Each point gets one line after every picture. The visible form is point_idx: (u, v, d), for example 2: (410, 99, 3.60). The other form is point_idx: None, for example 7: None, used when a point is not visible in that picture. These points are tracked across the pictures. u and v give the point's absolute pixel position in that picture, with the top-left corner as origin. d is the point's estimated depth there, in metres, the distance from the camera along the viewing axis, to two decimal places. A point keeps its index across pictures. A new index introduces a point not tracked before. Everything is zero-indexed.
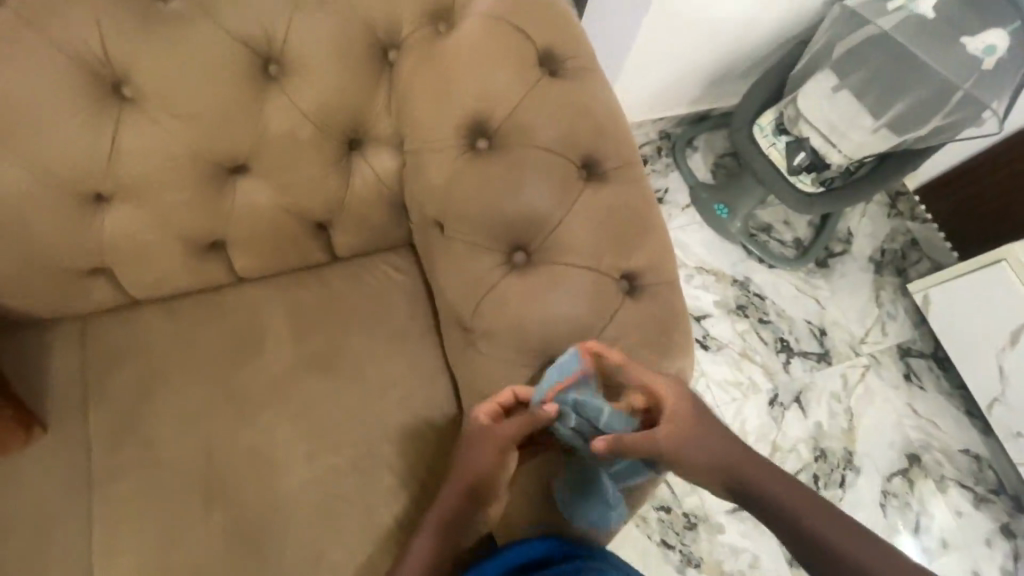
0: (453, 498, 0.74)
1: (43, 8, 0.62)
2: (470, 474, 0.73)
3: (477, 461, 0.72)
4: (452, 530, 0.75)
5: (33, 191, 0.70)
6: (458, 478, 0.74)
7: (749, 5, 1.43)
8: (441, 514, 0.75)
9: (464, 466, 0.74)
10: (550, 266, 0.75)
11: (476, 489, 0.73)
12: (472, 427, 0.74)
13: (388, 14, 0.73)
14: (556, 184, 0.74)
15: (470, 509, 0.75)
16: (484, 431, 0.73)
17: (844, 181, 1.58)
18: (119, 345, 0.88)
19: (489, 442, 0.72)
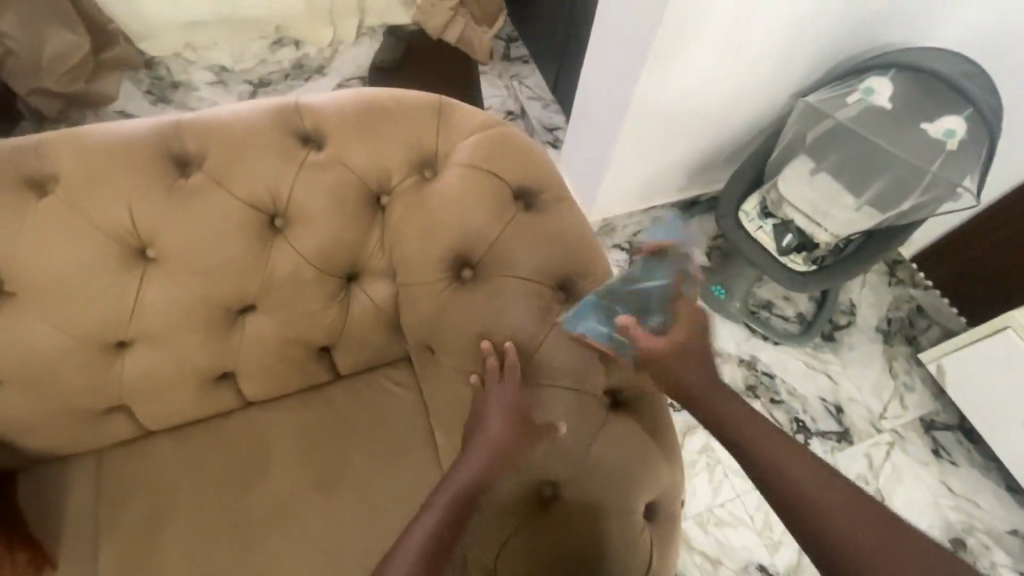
0: (473, 471, 0.72)
1: (85, 197, 0.73)
2: (492, 446, 0.73)
3: (501, 425, 0.74)
4: (465, 513, 0.71)
5: (61, 345, 0.77)
6: (478, 449, 0.73)
7: (717, 109, 1.55)
8: (460, 485, 0.72)
9: (486, 436, 0.74)
10: (537, 387, 0.80)
11: (497, 460, 0.73)
12: (489, 396, 0.77)
13: (379, 169, 0.84)
14: (536, 308, 0.81)
15: (490, 483, 0.73)
16: (504, 396, 0.77)
17: (835, 260, 1.63)
18: (133, 475, 0.92)
19: (512, 407, 0.76)
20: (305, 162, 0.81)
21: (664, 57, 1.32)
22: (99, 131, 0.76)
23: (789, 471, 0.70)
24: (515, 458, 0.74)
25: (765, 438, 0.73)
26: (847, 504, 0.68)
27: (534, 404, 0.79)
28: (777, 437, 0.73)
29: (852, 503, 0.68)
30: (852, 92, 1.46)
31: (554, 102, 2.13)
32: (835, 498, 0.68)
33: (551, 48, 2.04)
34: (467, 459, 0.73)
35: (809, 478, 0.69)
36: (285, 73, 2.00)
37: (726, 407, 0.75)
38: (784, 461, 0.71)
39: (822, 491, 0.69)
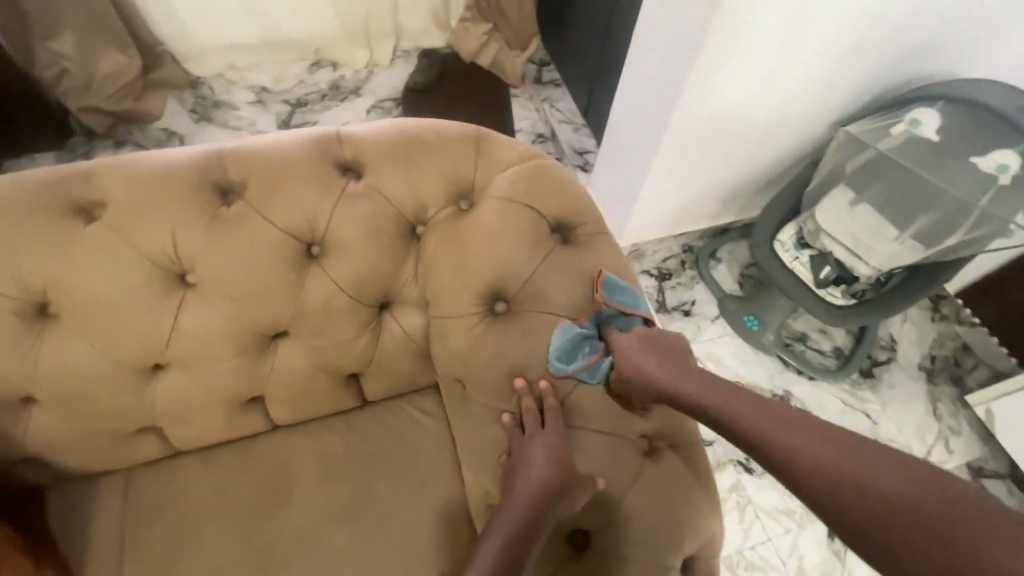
0: (515, 518, 0.71)
1: (129, 222, 0.74)
2: (535, 486, 0.72)
3: (543, 471, 0.73)
4: (509, 565, 0.69)
5: (98, 368, 0.77)
6: (519, 496, 0.73)
7: (754, 137, 1.52)
8: (505, 530, 0.71)
9: (526, 482, 0.73)
10: (567, 429, 0.78)
11: (540, 508, 0.71)
12: (530, 442, 0.77)
13: (416, 200, 0.83)
14: (570, 346, 0.80)
15: (537, 527, 0.71)
16: (544, 441, 0.76)
17: (876, 293, 1.58)
18: (159, 497, 0.92)
19: (554, 453, 0.75)
20: (343, 192, 0.81)
21: (700, 88, 1.31)
22: (147, 159, 0.78)
23: (782, 436, 0.67)
24: (561, 498, 0.72)
25: (754, 408, 0.70)
26: (852, 461, 0.62)
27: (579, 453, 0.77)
28: (764, 407, 0.70)
29: (861, 458, 0.61)
30: (896, 123, 1.40)
31: (585, 126, 2.13)
32: (839, 456, 0.62)
33: (583, 73, 2.04)
34: (511, 502, 0.73)
35: (804, 438, 0.65)
36: (322, 93, 2.05)
37: (705, 381, 0.75)
38: (773, 429, 0.67)
39: (822, 451, 0.63)
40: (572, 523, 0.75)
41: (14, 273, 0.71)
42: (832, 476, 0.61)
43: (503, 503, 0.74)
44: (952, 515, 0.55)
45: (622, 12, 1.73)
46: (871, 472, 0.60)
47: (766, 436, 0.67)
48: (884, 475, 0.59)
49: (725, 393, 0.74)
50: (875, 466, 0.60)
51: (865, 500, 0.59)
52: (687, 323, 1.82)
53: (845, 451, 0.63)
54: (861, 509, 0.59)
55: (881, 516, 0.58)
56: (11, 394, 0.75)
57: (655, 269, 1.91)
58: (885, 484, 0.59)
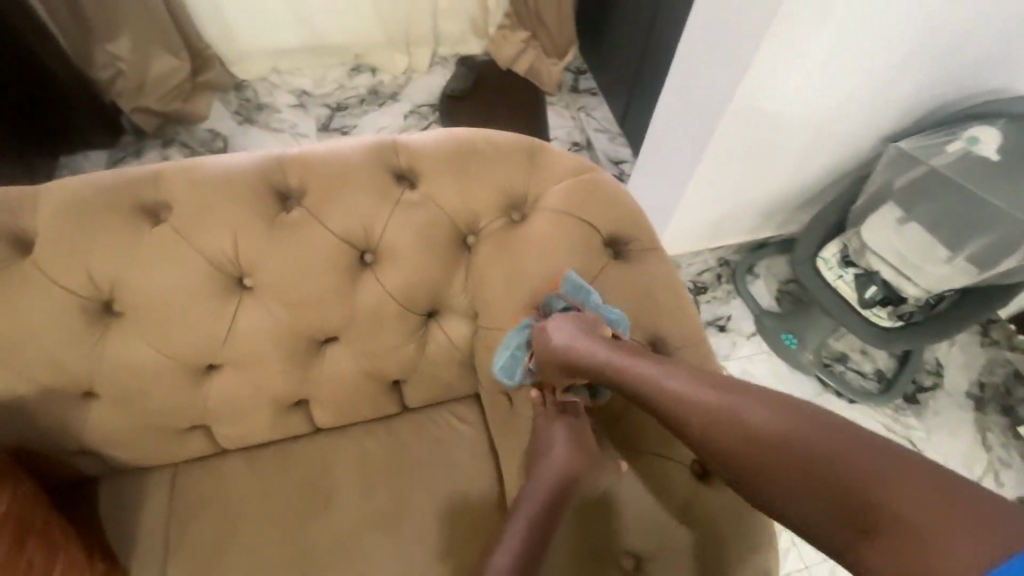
0: (538, 502, 0.77)
1: (194, 226, 0.76)
2: (555, 470, 0.77)
3: (561, 457, 0.77)
4: (536, 545, 0.76)
5: (155, 366, 0.79)
6: (540, 480, 0.78)
7: (802, 149, 1.49)
8: (530, 510, 0.77)
9: (547, 467, 0.78)
10: (614, 452, 0.80)
11: (558, 492, 0.77)
12: (552, 427, 0.80)
13: (469, 211, 0.83)
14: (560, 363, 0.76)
15: (559, 504, 0.78)
16: (564, 425, 0.79)
17: (925, 315, 1.52)
18: (204, 494, 0.93)
19: (573, 437, 0.78)
20: (398, 201, 0.81)
21: (746, 100, 1.28)
22: (211, 163, 0.80)
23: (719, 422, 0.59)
24: (583, 482, 0.77)
25: (687, 390, 0.63)
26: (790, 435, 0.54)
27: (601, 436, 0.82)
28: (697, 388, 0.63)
29: (798, 430, 0.54)
30: (953, 140, 1.32)
31: (621, 135, 2.11)
32: (775, 435, 0.55)
33: (622, 83, 2.03)
34: (532, 485, 0.78)
35: (742, 414, 0.58)
36: (361, 97, 2.08)
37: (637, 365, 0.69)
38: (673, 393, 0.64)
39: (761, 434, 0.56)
40: (629, 547, 0.79)
41: (85, 270, 0.73)
42: (762, 452, 0.55)
43: (526, 484, 0.80)
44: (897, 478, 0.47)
45: (665, 22, 1.71)
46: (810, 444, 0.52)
47: (708, 426, 0.60)
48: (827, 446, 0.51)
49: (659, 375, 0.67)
50: (810, 437, 0.53)
51: (792, 479, 0.52)
52: (722, 338, 1.78)
53: (782, 423, 0.55)
54: (791, 492, 0.52)
55: (830, 500, 0.49)
56: (74, 387, 0.77)
57: (691, 282, 1.87)
58: (826, 457, 0.51)
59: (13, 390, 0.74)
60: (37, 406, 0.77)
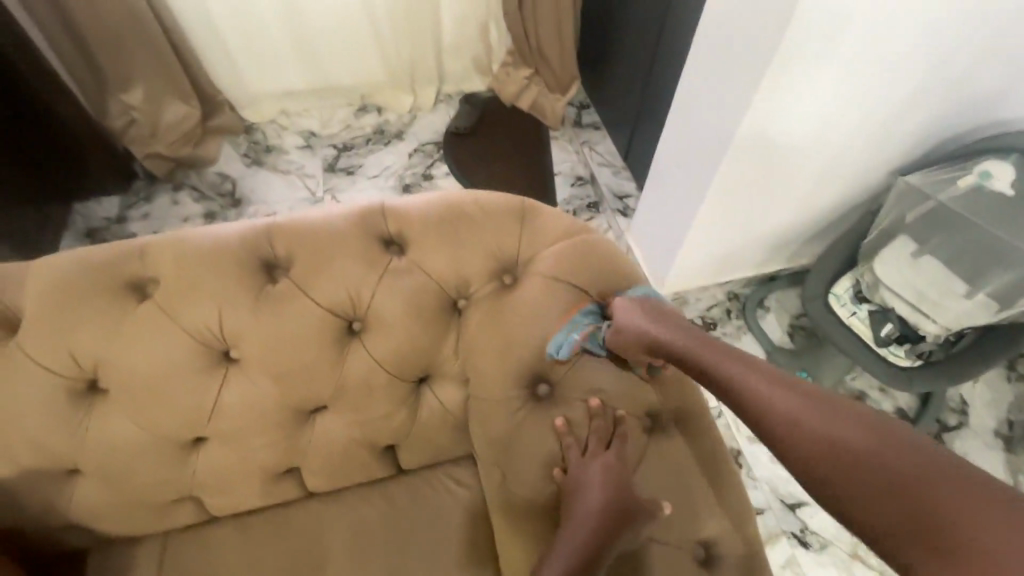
0: (570, 557, 0.70)
1: (178, 301, 0.75)
2: (592, 512, 0.72)
3: (598, 500, 0.72)
4: None
5: (141, 442, 0.77)
6: (578, 524, 0.72)
7: (809, 187, 1.45)
8: (568, 559, 0.70)
9: (585, 510, 0.72)
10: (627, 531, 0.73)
11: (592, 547, 0.70)
12: (589, 469, 0.75)
13: (459, 277, 0.82)
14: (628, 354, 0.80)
15: (597, 555, 0.70)
16: (602, 463, 0.75)
17: (945, 355, 1.47)
18: (194, 567, 0.90)
19: (610, 478, 0.74)
20: (387, 268, 0.80)
21: (750, 139, 1.26)
22: (199, 234, 0.79)
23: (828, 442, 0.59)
24: (620, 530, 0.71)
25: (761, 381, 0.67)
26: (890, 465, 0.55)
27: (631, 483, 0.75)
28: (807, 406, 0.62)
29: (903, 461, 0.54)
30: (965, 174, 1.29)
31: (625, 169, 2.10)
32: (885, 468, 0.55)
33: (625, 117, 2.02)
34: (570, 530, 0.72)
35: (854, 437, 0.58)
36: (367, 137, 2.11)
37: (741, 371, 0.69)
38: (755, 381, 0.67)
39: (870, 467, 0.55)
40: None
41: (68, 351, 0.72)
42: (834, 440, 0.58)
43: (561, 532, 0.73)
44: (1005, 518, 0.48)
45: (665, 60, 1.72)
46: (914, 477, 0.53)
47: (799, 424, 0.61)
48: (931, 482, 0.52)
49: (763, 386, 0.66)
50: (890, 444, 0.56)
51: (859, 470, 0.56)
52: None
53: (871, 448, 0.56)
54: (848, 484, 0.56)
55: (878, 498, 0.54)
56: (60, 465, 0.76)
57: (699, 318, 1.82)
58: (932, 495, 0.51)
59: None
60: (24, 485, 0.76)
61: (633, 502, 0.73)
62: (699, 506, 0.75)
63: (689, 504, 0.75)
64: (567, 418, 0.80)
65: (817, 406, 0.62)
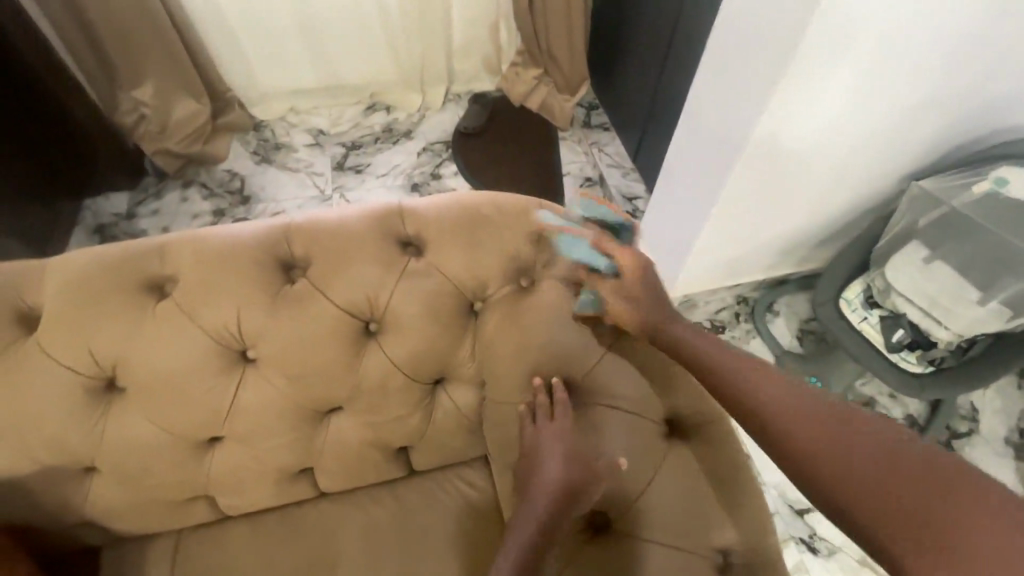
0: (531, 527, 0.72)
1: (196, 300, 0.75)
2: (548, 482, 0.73)
3: (554, 470, 0.73)
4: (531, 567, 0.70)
5: (157, 441, 0.78)
6: (537, 494, 0.74)
7: (822, 191, 1.44)
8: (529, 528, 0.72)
9: (544, 481, 0.74)
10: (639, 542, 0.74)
11: (551, 515, 0.72)
12: (544, 439, 0.76)
13: (476, 279, 0.81)
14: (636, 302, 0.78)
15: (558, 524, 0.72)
16: (554, 434, 0.76)
17: (957, 361, 1.46)
18: (206, 566, 0.90)
19: (563, 448, 0.75)
20: (405, 269, 0.80)
21: (763, 143, 1.25)
22: (217, 234, 0.79)
23: (839, 454, 0.58)
24: (580, 497, 0.73)
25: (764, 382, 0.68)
26: (897, 483, 0.54)
27: (586, 451, 0.75)
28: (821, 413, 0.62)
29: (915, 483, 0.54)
30: (980, 180, 1.26)
31: (634, 170, 2.09)
32: (894, 487, 0.54)
33: (635, 119, 2.02)
34: (531, 501, 0.74)
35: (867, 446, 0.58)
36: (376, 136, 2.10)
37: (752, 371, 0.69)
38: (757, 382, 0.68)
39: (886, 474, 0.55)
40: None
41: (86, 349, 0.72)
42: (835, 441, 0.59)
43: (523, 502, 0.75)
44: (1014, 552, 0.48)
45: (677, 62, 1.71)
46: (924, 502, 0.53)
47: (795, 425, 0.62)
48: (941, 506, 0.52)
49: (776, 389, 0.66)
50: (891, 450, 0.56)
51: (860, 471, 0.56)
52: None
53: (870, 450, 0.57)
54: (849, 486, 0.56)
55: (879, 499, 0.54)
56: (78, 463, 0.77)
57: (708, 320, 1.82)
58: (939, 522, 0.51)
59: (14, 465, 0.74)
60: (40, 482, 0.76)
61: (586, 469, 0.74)
62: (719, 518, 0.73)
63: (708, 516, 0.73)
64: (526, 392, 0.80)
65: (817, 409, 0.63)
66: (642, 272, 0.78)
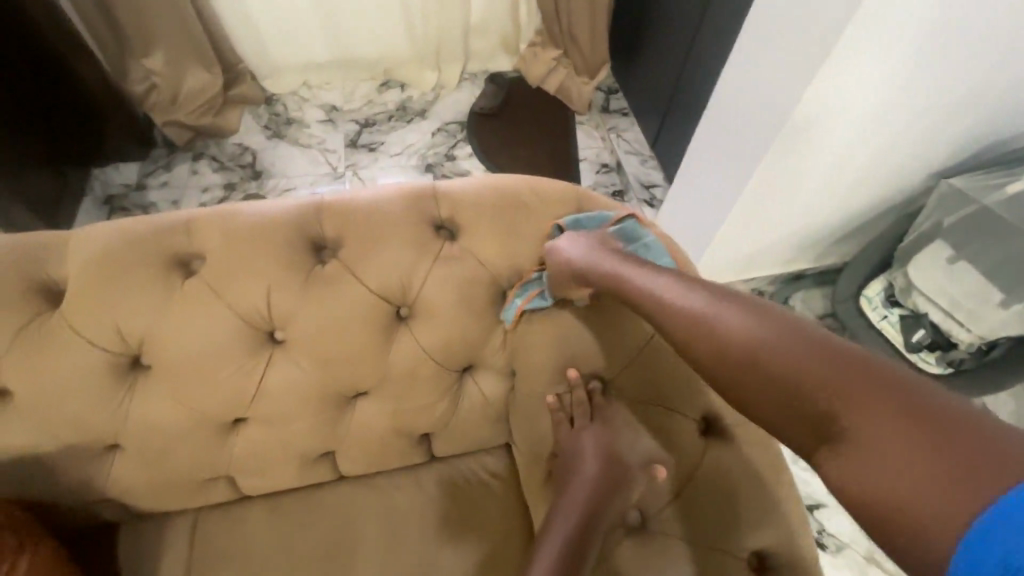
0: (570, 523, 0.72)
1: (225, 279, 0.73)
2: (588, 479, 0.74)
3: (596, 467, 0.74)
4: (571, 562, 0.70)
5: (185, 421, 0.76)
6: (576, 490, 0.74)
7: (850, 190, 1.39)
8: (569, 523, 0.72)
9: (584, 477, 0.74)
10: (672, 541, 0.73)
11: (590, 511, 0.72)
12: (580, 437, 0.76)
13: (510, 266, 0.79)
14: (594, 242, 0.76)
15: (597, 521, 0.72)
16: (592, 433, 0.76)
17: (977, 363, 1.42)
18: (225, 546, 0.89)
19: (601, 445, 0.75)
20: (439, 253, 0.77)
21: (797, 136, 1.18)
22: (245, 211, 0.77)
23: (731, 355, 0.56)
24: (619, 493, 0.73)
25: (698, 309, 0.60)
26: (790, 372, 0.52)
27: (622, 447, 0.76)
28: (711, 310, 0.59)
29: (808, 367, 0.51)
30: (1013, 180, 1.23)
31: (653, 158, 2.04)
32: (790, 379, 0.51)
33: (657, 105, 1.97)
34: (569, 496, 0.74)
35: (760, 337, 0.54)
36: (389, 114, 2.06)
37: (647, 280, 0.67)
38: (694, 309, 0.60)
39: (825, 393, 0.49)
40: None
41: (112, 325, 0.70)
42: (774, 366, 0.53)
43: (560, 497, 0.75)
44: (907, 423, 0.44)
45: (706, 47, 1.66)
46: (819, 387, 0.50)
47: (733, 354, 0.56)
48: (835, 386, 0.49)
49: (667, 294, 0.64)
50: (838, 367, 0.49)
51: (800, 394, 0.51)
52: None
53: (812, 371, 0.50)
54: (791, 412, 0.51)
55: (818, 422, 0.49)
56: (99, 440, 0.75)
57: None
58: (835, 403, 0.48)
59: (37, 439, 0.73)
60: (63, 458, 0.75)
61: (625, 466, 0.74)
62: (758, 519, 0.71)
63: (752, 514, 0.72)
64: (557, 392, 0.79)
65: (755, 332, 0.55)
66: (602, 241, 0.76)
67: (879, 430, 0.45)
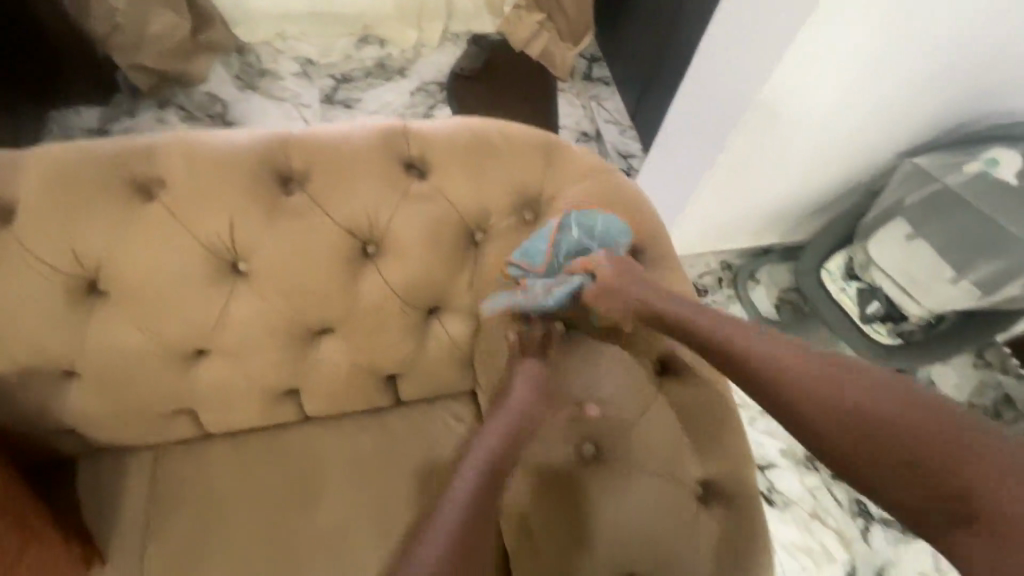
0: (493, 444, 0.72)
1: (188, 206, 0.72)
2: (516, 403, 0.75)
3: (525, 394, 0.76)
4: (490, 486, 0.69)
5: (144, 350, 0.76)
6: (502, 415, 0.74)
7: (817, 166, 1.42)
8: (491, 445, 0.72)
9: (512, 403, 0.75)
10: (624, 471, 0.77)
11: (515, 433, 0.73)
12: (515, 370, 0.78)
13: (480, 208, 0.80)
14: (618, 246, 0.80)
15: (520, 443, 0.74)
16: (533, 365, 0.78)
17: (926, 334, 1.50)
18: (186, 480, 0.90)
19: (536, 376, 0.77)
20: (408, 190, 0.77)
21: (771, 104, 1.20)
22: (210, 139, 0.75)
23: (835, 422, 0.63)
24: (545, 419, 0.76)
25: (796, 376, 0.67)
26: (898, 443, 0.60)
27: (573, 381, 0.80)
28: (814, 377, 0.66)
29: (907, 432, 0.60)
30: (970, 160, 1.27)
31: (632, 128, 2.05)
32: (893, 444, 0.60)
33: (638, 73, 1.96)
34: (494, 421, 0.74)
35: (859, 405, 0.63)
36: (367, 70, 2.00)
37: (735, 338, 0.72)
38: (797, 380, 0.67)
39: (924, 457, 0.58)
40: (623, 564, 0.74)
41: (68, 247, 0.69)
42: (879, 433, 0.61)
43: (485, 423, 0.75)
44: (998, 482, 0.55)
45: (689, 14, 1.65)
46: (920, 451, 0.58)
47: (839, 420, 0.63)
48: (934, 452, 0.58)
49: (773, 355, 0.70)
50: (930, 434, 0.59)
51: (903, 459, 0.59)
52: None
53: (910, 438, 0.59)
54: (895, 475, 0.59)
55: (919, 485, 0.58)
56: (56, 366, 0.74)
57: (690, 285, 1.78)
58: (940, 468, 0.57)
59: None
60: (17, 383, 0.74)
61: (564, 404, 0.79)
62: (700, 448, 0.76)
63: (699, 440, 0.76)
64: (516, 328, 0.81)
65: (854, 402, 0.63)
66: (624, 268, 0.78)
67: (979, 486, 0.55)
